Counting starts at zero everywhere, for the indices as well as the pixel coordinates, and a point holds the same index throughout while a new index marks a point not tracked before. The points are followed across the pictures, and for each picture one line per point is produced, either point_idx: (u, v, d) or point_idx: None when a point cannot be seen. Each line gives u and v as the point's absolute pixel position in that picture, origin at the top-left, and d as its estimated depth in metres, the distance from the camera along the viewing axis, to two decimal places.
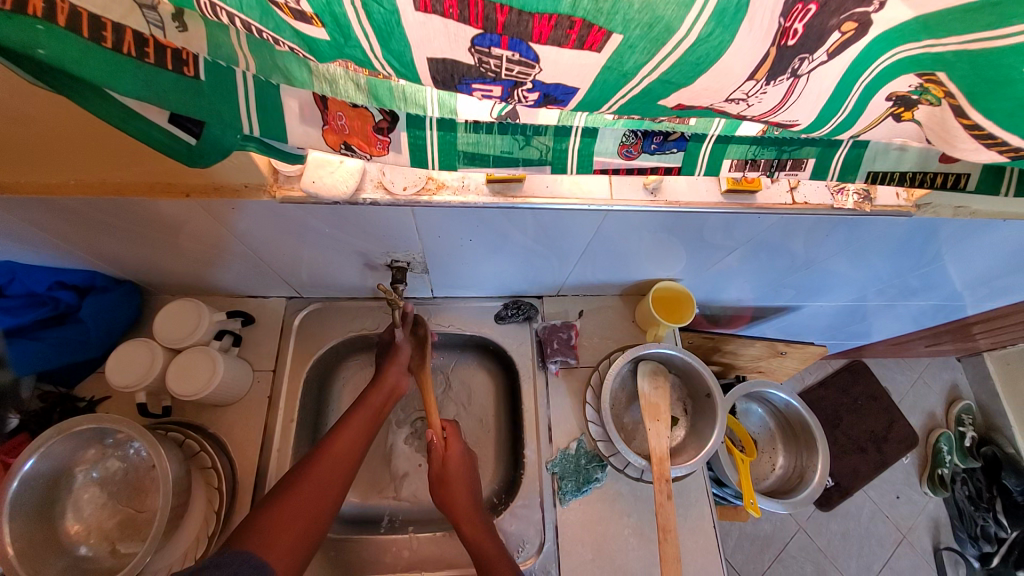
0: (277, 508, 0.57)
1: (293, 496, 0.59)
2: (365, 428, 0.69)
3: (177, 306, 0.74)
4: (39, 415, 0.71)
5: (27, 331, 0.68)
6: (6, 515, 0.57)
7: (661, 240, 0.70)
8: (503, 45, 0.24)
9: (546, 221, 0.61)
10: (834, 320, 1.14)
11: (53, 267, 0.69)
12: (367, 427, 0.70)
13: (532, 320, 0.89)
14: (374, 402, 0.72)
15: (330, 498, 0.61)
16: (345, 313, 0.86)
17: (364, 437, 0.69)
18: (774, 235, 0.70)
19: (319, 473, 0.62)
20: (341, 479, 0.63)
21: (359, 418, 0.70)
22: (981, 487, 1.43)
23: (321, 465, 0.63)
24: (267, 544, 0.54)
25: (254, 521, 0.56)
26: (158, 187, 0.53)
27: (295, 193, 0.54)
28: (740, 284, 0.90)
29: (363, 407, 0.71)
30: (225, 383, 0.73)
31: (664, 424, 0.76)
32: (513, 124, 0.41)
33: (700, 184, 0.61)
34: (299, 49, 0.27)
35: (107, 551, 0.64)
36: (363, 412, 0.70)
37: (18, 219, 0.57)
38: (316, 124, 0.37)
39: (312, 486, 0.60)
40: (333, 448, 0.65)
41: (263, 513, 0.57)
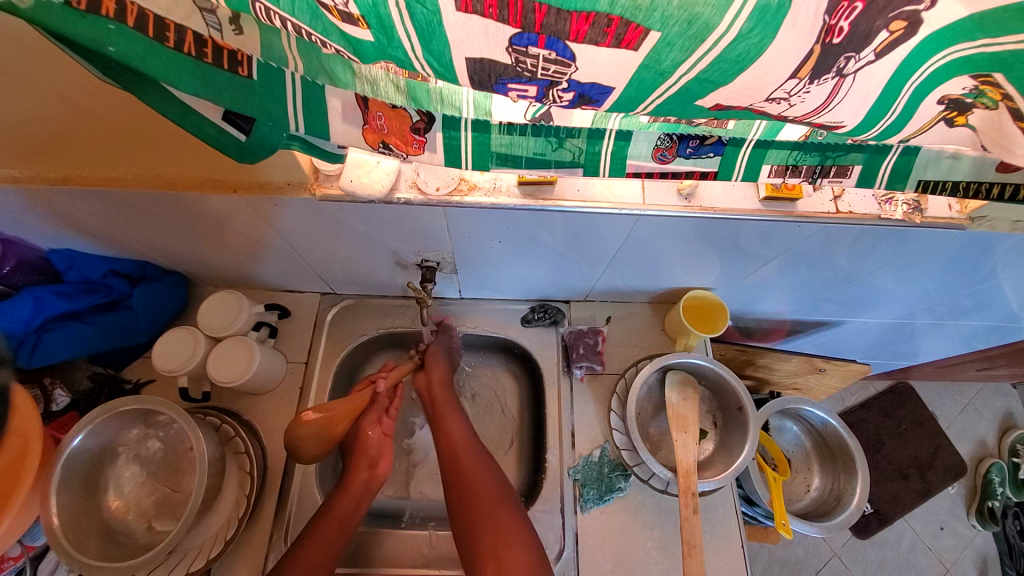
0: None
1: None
2: (332, 540, 0.65)
3: (219, 296, 0.78)
4: (88, 394, 0.76)
5: (83, 316, 0.73)
6: (53, 488, 0.60)
7: (693, 247, 0.68)
8: (540, 45, 0.24)
9: (576, 225, 0.61)
10: (879, 338, 1.08)
11: (108, 257, 0.74)
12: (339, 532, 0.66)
13: (558, 325, 0.88)
14: (343, 513, 0.67)
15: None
16: (377, 310, 0.89)
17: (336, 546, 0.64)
18: (814, 246, 0.67)
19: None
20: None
21: (324, 533, 0.65)
22: None
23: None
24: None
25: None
26: (208, 183, 0.57)
27: (334, 191, 0.56)
28: (776, 296, 0.86)
29: (332, 514, 0.66)
30: (260, 373, 0.76)
31: (691, 437, 0.74)
32: (547, 126, 0.42)
33: (737, 189, 0.59)
34: (345, 51, 0.28)
35: (142, 528, 0.68)
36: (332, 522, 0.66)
37: (82, 210, 0.62)
38: (356, 123, 0.38)
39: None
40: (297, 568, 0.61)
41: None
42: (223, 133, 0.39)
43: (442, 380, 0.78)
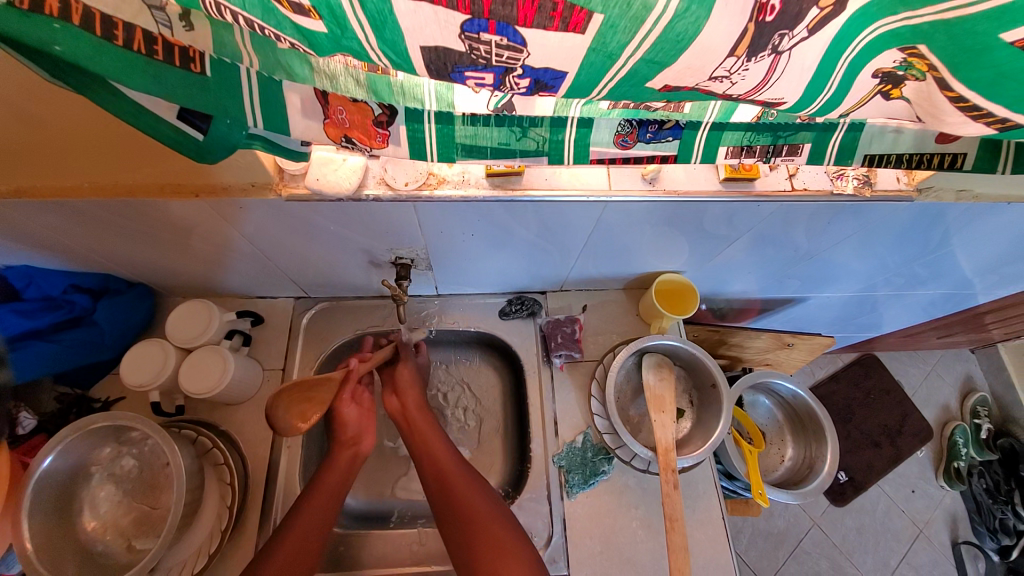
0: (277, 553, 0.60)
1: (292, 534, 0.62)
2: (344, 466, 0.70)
3: (188, 307, 0.76)
4: (55, 416, 0.74)
5: (44, 334, 0.70)
6: (24, 512, 0.59)
7: (661, 232, 0.71)
8: (491, 31, 0.24)
9: (546, 214, 0.62)
10: (843, 311, 1.13)
11: (67, 271, 0.72)
12: (339, 485, 0.68)
13: (536, 316, 0.89)
14: (340, 468, 0.69)
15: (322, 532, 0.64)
16: (353, 311, 0.88)
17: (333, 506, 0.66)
18: (776, 224, 0.70)
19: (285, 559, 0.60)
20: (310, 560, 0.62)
21: (324, 488, 0.67)
22: (1000, 480, 1.40)
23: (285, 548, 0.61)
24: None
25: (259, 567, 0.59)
26: (169, 188, 0.55)
27: (300, 191, 0.55)
28: (743, 276, 0.89)
29: (332, 468, 0.69)
30: (236, 381, 0.74)
31: (668, 416, 0.76)
32: (510, 116, 0.43)
33: (699, 172, 0.61)
34: (300, 45, 0.28)
35: (122, 547, 0.66)
36: (329, 476, 0.68)
37: (36, 223, 0.59)
38: (317, 118, 0.38)
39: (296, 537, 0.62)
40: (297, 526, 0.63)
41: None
42: (179, 132, 0.38)
43: (418, 404, 0.76)
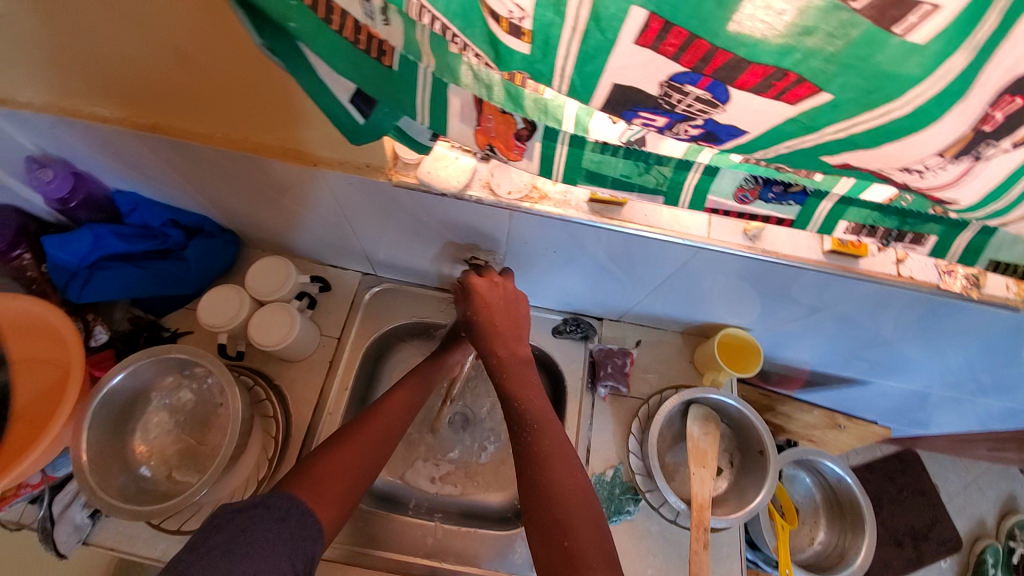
0: (341, 448, 0.63)
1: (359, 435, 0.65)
2: (411, 395, 0.72)
3: (267, 261, 0.79)
4: (127, 336, 0.79)
5: (136, 259, 0.76)
6: (85, 422, 0.62)
7: (740, 285, 0.69)
8: (701, 85, 0.25)
9: (634, 247, 0.61)
10: (899, 403, 1.07)
11: (170, 207, 0.77)
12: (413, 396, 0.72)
13: (588, 340, 0.89)
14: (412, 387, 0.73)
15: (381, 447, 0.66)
16: (412, 298, 0.90)
17: (404, 413, 0.70)
18: (865, 305, 0.67)
19: (349, 452, 0.63)
20: (377, 457, 0.65)
21: (382, 416, 0.68)
22: None
23: (358, 434, 0.65)
24: (316, 491, 0.58)
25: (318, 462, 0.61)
26: (289, 152, 0.58)
27: (409, 179, 0.57)
28: (808, 346, 0.86)
29: (411, 378, 0.74)
30: (298, 341, 0.77)
31: (709, 473, 0.74)
32: (640, 151, 0.43)
33: (801, 238, 0.59)
34: (484, 56, 0.29)
35: (163, 475, 0.68)
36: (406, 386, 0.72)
37: (159, 158, 0.64)
38: (470, 124, 0.39)
39: (362, 440, 0.64)
40: (371, 421, 0.67)
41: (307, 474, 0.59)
42: (345, 112, 0.40)
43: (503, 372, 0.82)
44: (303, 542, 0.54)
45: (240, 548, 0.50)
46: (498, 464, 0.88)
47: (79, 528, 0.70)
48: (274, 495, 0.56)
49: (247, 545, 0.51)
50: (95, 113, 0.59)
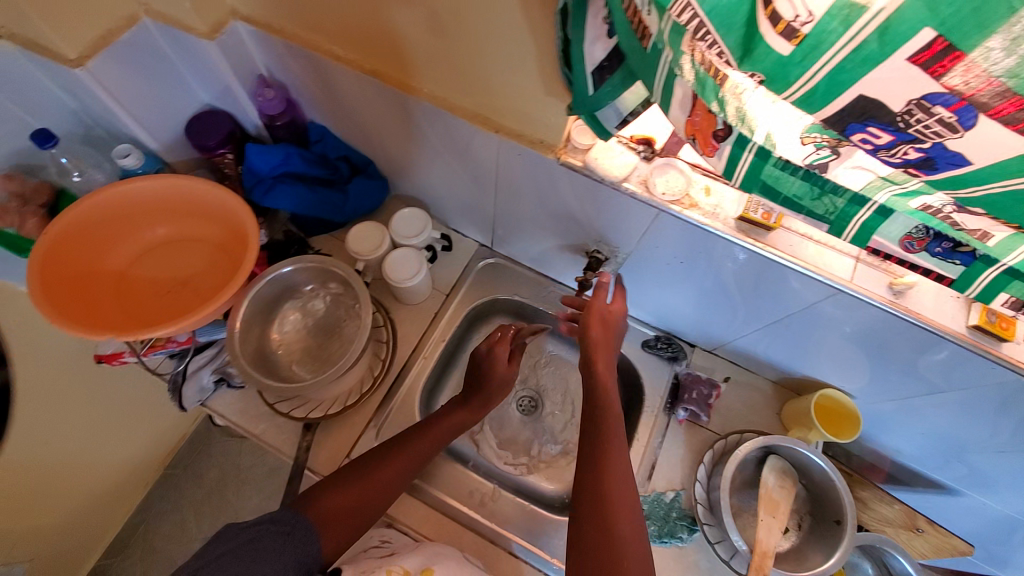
0: (352, 484, 0.67)
1: (373, 478, 0.68)
2: (438, 438, 0.73)
3: (412, 211, 0.88)
4: (280, 245, 0.92)
5: (307, 182, 0.88)
6: (248, 295, 0.74)
7: (859, 343, 0.68)
8: (952, 108, 0.30)
9: (767, 274, 0.63)
10: (992, 531, 0.97)
11: (347, 145, 0.89)
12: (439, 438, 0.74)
13: (675, 362, 0.90)
14: (440, 430, 0.74)
15: (392, 488, 0.69)
16: (518, 278, 0.96)
17: (426, 452, 0.73)
18: (998, 398, 0.63)
19: (360, 491, 0.67)
20: (386, 494, 0.69)
21: (398, 460, 0.70)
22: None
23: (377, 474, 0.69)
24: (321, 520, 0.65)
25: (333, 485, 0.68)
26: (476, 116, 0.66)
27: (575, 161, 0.63)
28: (908, 433, 0.82)
29: (443, 422, 0.74)
30: (417, 286, 0.86)
31: (777, 523, 0.71)
32: (820, 176, 0.46)
33: (950, 307, 0.58)
34: (727, 52, 0.36)
35: (285, 364, 0.78)
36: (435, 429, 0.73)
37: (364, 99, 0.74)
38: (683, 112, 0.45)
39: (375, 482, 0.68)
40: (392, 461, 0.70)
41: (319, 498, 0.66)
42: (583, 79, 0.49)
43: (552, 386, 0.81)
44: (302, 554, 0.62)
45: (248, 555, 0.60)
46: (556, 456, 0.91)
47: (201, 390, 0.80)
48: (284, 512, 0.64)
49: (254, 552, 0.60)
50: (331, 51, 0.69)
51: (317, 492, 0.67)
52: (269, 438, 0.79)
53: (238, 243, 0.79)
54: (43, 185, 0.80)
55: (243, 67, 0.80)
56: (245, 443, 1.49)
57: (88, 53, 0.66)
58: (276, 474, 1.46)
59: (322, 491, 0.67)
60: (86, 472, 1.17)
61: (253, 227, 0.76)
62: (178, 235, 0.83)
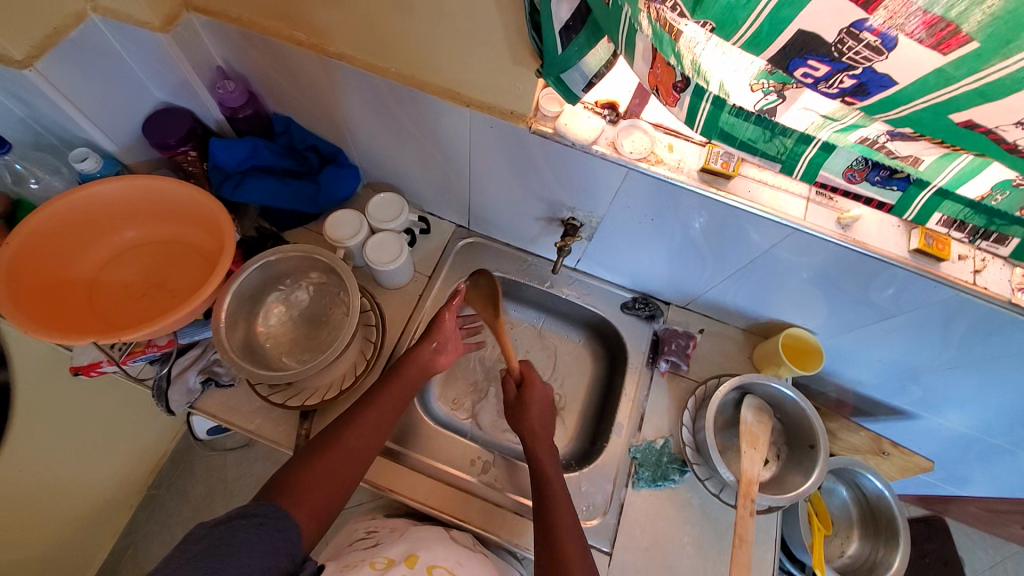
0: (323, 456, 0.66)
1: (341, 444, 0.67)
2: (398, 398, 0.75)
3: (388, 196, 0.89)
4: (252, 241, 0.91)
5: (278, 175, 0.88)
6: (230, 289, 0.73)
7: (816, 280, 0.74)
8: (875, 33, 0.35)
9: (731, 221, 0.68)
10: (945, 448, 1.08)
11: (315, 135, 0.89)
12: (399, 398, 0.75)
13: (653, 320, 0.95)
14: (397, 389, 0.75)
15: (364, 453, 0.69)
16: (496, 254, 0.98)
17: (390, 413, 0.73)
18: (939, 314, 0.71)
19: (331, 462, 0.66)
20: (358, 461, 0.68)
21: (364, 421, 0.70)
22: None
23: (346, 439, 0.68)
24: (297, 502, 0.61)
25: (300, 468, 0.64)
26: (447, 93, 0.67)
27: (546, 129, 0.66)
28: (865, 363, 0.90)
29: (397, 378, 0.76)
30: (400, 268, 0.87)
31: (759, 453, 0.77)
32: (769, 120, 0.51)
33: (892, 235, 0.64)
34: (680, 5, 0.41)
35: (275, 356, 0.78)
36: (395, 387, 0.75)
37: (331, 85, 0.74)
38: (645, 64, 0.49)
39: (344, 448, 0.67)
40: (358, 424, 0.70)
41: (291, 479, 0.63)
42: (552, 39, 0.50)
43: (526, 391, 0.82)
44: (284, 548, 0.56)
45: (225, 546, 0.52)
46: None
47: (189, 392, 0.79)
48: (256, 505, 0.58)
49: (231, 545, 0.52)
50: (294, 36, 0.69)
51: (284, 476, 0.63)
52: (265, 432, 0.79)
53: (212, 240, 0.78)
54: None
55: (200, 61, 0.78)
56: (230, 454, 1.45)
57: (36, 51, 0.63)
58: (265, 483, 1.43)
59: (290, 476, 0.63)
60: (63, 499, 1.12)
61: (228, 223, 0.75)
62: (149, 238, 0.81)
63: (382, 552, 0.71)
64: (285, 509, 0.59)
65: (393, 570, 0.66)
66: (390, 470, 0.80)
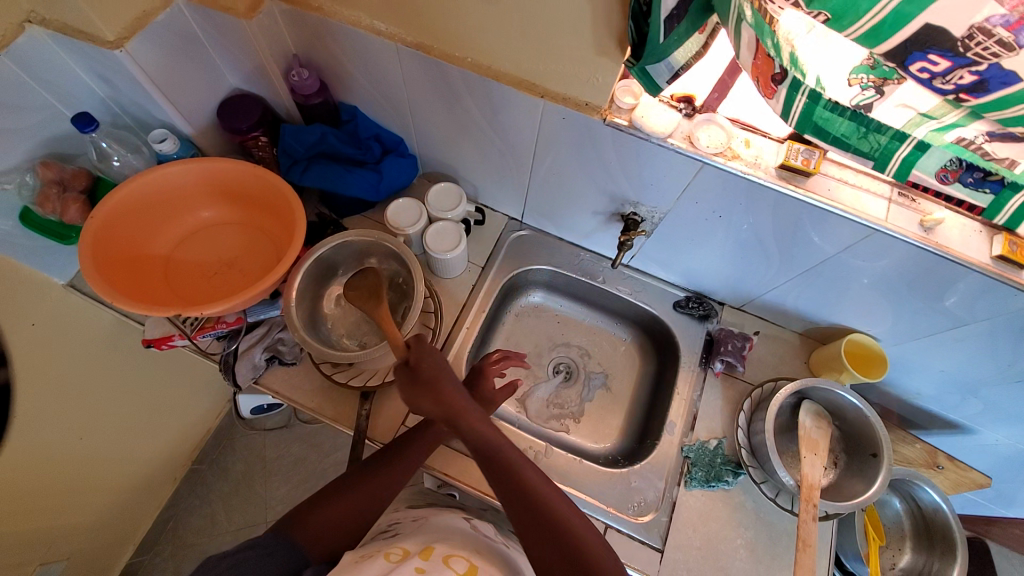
0: (338, 499, 0.67)
1: (360, 488, 0.69)
2: (422, 447, 0.74)
3: (448, 186, 0.90)
4: (313, 226, 0.93)
5: (343, 163, 0.89)
6: (302, 270, 0.77)
7: (889, 287, 0.73)
8: (1011, 27, 0.34)
9: (804, 221, 0.67)
10: (1002, 468, 1.04)
11: (378, 123, 0.90)
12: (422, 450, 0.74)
13: (708, 320, 0.94)
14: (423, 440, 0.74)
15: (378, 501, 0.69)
16: (548, 247, 0.99)
17: (413, 463, 0.73)
18: (1021, 325, 0.68)
19: (348, 505, 0.67)
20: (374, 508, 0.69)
21: (384, 471, 0.71)
22: None
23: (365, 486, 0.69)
24: (308, 537, 0.63)
25: (318, 505, 0.67)
26: (523, 82, 0.68)
27: (621, 121, 0.66)
28: (928, 374, 0.87)
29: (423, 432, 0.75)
30: (456, 259, 0.87)
31: (820, 459, 0.75)
32: (865, 116, 0.50)
33: (975, 240, 0.62)
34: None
35: (340, 336, 0.81)
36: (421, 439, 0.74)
37: (403, 74, 0.76)
38: (749, 55, 0.49)
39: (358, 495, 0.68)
40: (379, 472, 0.70)
41: (307, 513, 0.65)
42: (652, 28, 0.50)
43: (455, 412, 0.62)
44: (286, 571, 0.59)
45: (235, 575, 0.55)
46: (593, 417, 0.96)
47: (255, 367, 0.81)
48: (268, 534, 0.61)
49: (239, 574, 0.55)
50: (373, 26, 0.70)
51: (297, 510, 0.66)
52: (326, 412, 0.81)
53: (283, 222, 0.81)
54: (82, 172, 0.82)
55: (276, 48, 0.80)
56: (269, 434, 1.49)
57: (127, 33, 0.66)
58: (302, 464, 1.46)
59: (307, 510, 0.66)
60: (120, 466, 1.17)
61: (300, 209, 0.77)
62: (222, 218, 0.84)
63: (398, 542, 0.61)
64: (293, 542, 0.61)
65: (405, 565, 0.55)
66: (443, 455, 0.82)
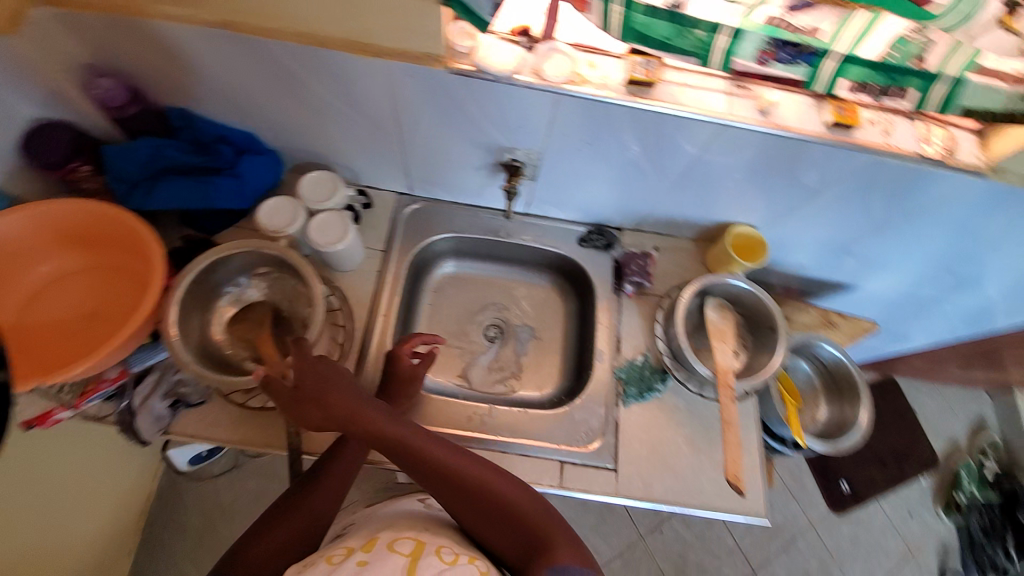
0: (276, 529, 0.65)
1: (297, 510, 0.67)
2: (357, 452, 0.71)
3: (321, 175, 0.85)
4: (183, 253, 0.85)
5: (193, 175, 0.81)
6: (176, 296, 0.70)
7: (751, 175, 0.78)
8: None
9: (662, 129, 0.70)
10: (886, 311, 1.19)
11: (221, 123, 0.82)
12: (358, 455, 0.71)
13: (611, 248, 0.97)
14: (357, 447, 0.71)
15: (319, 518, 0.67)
16: (444, 215, 0.97)
17: (351, 469, 0.70)
18: (861, 180, 0.76)
19: (286, 528, 0.65)
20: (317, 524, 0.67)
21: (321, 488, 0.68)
22: (996, 520, 1.52)
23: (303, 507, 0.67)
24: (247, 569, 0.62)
25: (255, 538, 0.65)
26: (353, 44, 0.65)
27: (465, 66, 0.65)
28: (806, 246, 0.96)
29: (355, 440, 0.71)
30: (350, 247, 0.84)
31: (729, 346, 0.83)
32: (679, 13, 0.52)
33: (809, 112, 0.68)
34: None
35: (243, 357, 0.76)
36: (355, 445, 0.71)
37: (224, 61, 0.69)
38: None
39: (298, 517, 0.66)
40: (317, 488, 0.68)
41: (245, 547, 0.64)
42: None
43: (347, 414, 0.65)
44: None
45: None
46: (530, 368, 0.98)
47: (158, 418, 0.75)
48: None
49: None
50: (168, 13, 0.64)
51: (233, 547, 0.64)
52: (251, 439, 0.77)
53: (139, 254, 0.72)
54: None
55: (67, 62, 0.70)
56: (220, 480, 1.40)
57: None
58: (264, 499, 1.39)
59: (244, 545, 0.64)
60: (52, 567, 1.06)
61: (150, 233, 0.70)
62: (67, 268, 0.74)
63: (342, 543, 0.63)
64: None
65: (348, 561, 0.57)
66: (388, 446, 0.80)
